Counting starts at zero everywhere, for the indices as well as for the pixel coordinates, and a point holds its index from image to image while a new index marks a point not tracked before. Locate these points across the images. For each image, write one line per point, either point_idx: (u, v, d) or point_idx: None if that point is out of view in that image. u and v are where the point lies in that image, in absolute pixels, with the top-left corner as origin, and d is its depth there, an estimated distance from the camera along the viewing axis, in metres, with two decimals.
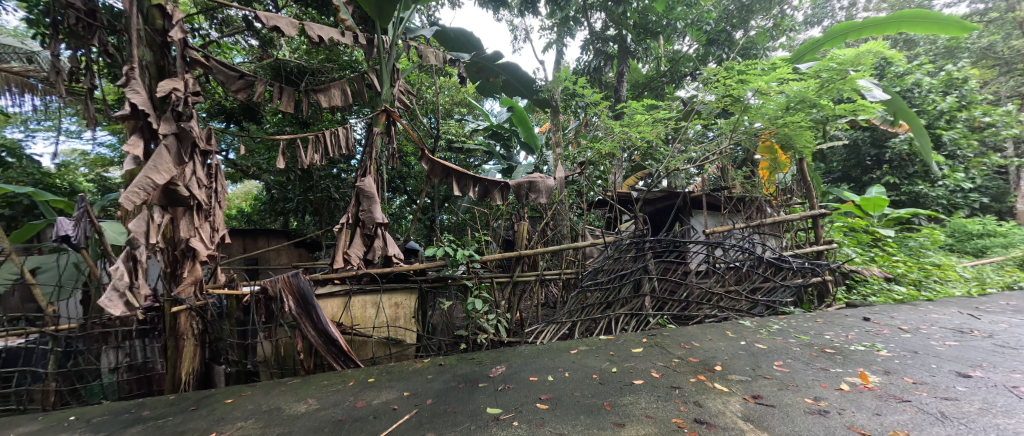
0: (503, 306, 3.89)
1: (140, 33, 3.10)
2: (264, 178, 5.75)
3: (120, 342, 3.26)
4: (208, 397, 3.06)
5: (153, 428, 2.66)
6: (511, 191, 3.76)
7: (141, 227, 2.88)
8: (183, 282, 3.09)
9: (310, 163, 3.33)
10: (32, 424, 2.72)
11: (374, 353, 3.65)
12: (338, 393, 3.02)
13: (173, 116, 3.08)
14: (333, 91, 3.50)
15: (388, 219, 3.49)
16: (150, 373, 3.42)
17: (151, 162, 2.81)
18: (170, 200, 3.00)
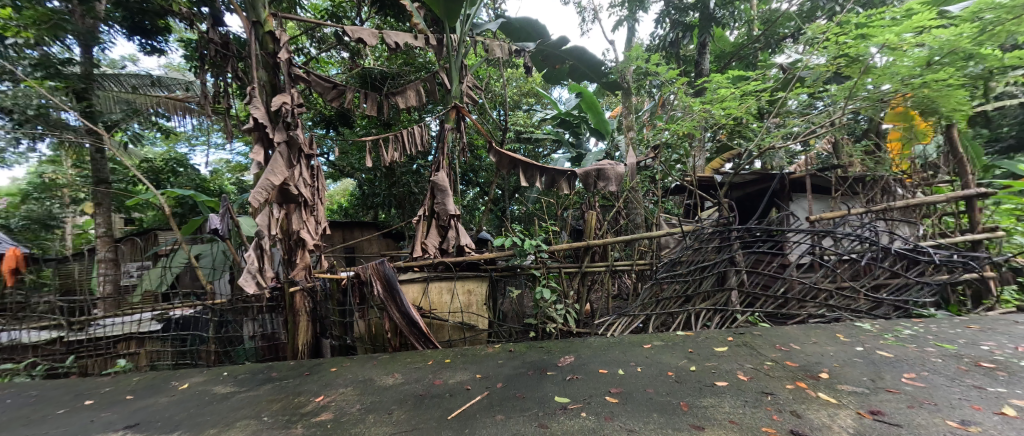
0: (573, 296, 3.88)
1: (257, 57, 3.66)
2: (357, 176, 6.64)
3: (255, 315, 3.98)
4: (318, 365, 3.61)
5: (279, 387, 3.23)
6: (578, 180, 3.68)
7: (265, 221, 3.46)
8: (297, 266, 3.68)
9: (390, 160, 3.62)
10: (199, 377, 3.51)
11: (450, 336, 3.88)
12: (419, 371, 3.32)
13: (284, 126, 3.62)
14: (409, 92, 3.78)
15: (460, 210, 3.72)
16: (276, 342, 4.11)
17: (269, 166, 3.36)
18: (285, 198, 3.56)
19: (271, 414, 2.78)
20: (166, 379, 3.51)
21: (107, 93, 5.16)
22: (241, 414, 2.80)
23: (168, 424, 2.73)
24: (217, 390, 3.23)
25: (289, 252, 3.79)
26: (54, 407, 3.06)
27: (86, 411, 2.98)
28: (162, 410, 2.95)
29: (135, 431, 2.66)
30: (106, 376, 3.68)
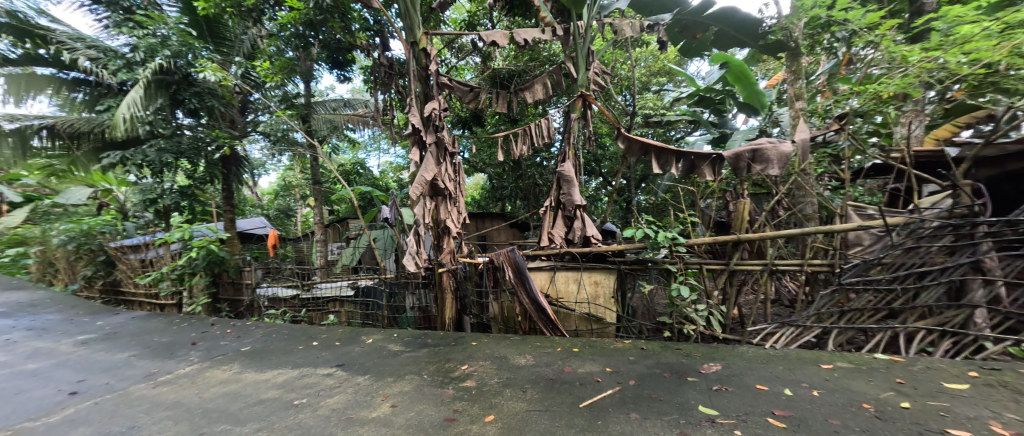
0: (717, 297, 3.45)
1: (414, 72, 4.29)
2: (487, 170, 7.36)
3: (415, 289, 4.76)
4: (462, 338, 4.13)
5: (432, 352, 3.81)
6: (726, 164, 3.20)
7: (421, 211, 4.11)
8: (443, 251, 4.28)
9: (519, 154, 3.87)
10: (378, 336, 4.41)
11: (577, 325, 3.93)
12: (549, 355, 3.43)
13: (433, 129, 4.18)
14: (536, 86, 3.88)
15: (586, 201, 3.67)
16: (429, 314, 4.84)
17: (423, 166, 3.96)
18: (435, 191, 4.16)
19: (428, 373, 3.30)
20: (359, 334, 4.51)
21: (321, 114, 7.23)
22: (407, 369, 3.40)
23: (361, 368, 3.51)
24: (391, 348, 3.99)
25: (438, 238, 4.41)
26: (296, 344, 4.32)
27: (314, 351, 4.05)
28: (358, 357, 3.82)
29: (342, 369, 3.50)
30: (324, 328, 4.92)
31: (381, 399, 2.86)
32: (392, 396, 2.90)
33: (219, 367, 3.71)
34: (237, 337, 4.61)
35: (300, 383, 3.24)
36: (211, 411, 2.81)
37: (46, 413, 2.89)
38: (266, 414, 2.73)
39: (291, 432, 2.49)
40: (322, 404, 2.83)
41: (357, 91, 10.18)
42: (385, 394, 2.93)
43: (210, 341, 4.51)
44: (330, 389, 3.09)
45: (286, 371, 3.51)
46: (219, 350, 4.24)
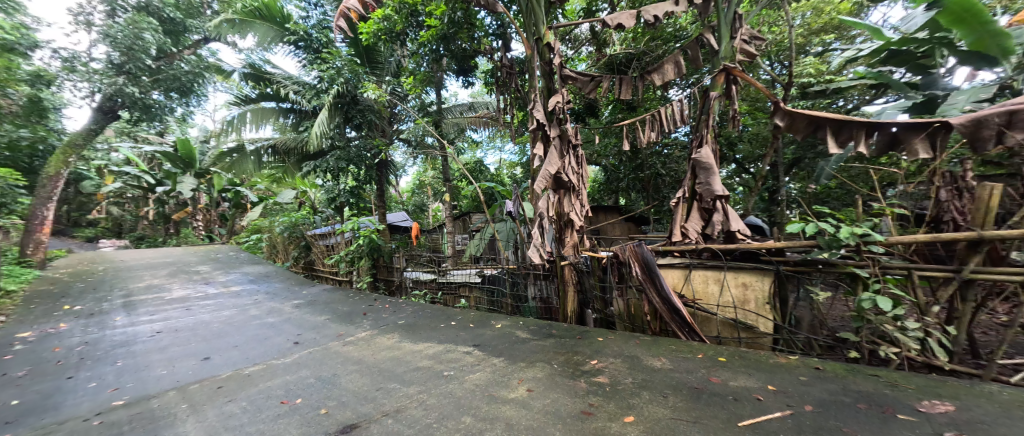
0: (936, 314, 2.74)
1: (539, 67, 4.28)
2: (604, 161, 7.63)
3: (536, 279, 4.97)
4: (586, 331, 4.10)
5: (556, 340, 3.91)
6: (949, 135, 2.86)
7: (544, 205, 4.10)
8: (567, 245, 4.20)
9: (647, 142, 3.68)
10: (503, 320, 4.79)
11: (720, 332, 3.60)
12: (689, 361, 3.15)
13: (557, 122, 4.13)
14: (666, 66, 3.58)
15: (728, 191, 3.39)
16: (549, 306, 4.98)
17: (547, 160, 3.92)
18: (558, 185, 4.08)
19: (559, 362, 3.39)
20: (489, 319, 4.95)
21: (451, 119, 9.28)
22: (536, 356, 3.57)
23: (496, 349, 3.87)
24: (519, 334, 4.21)
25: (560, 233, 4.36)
26: (439, 322, 5.09)
27: (453, 330, 4.69)
28: (492, 339, 4.19)
29: (479, 349, 3.95)
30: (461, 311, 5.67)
31: (517, 382, 3.11)
32: (528, 381, 3.12)
33: (382, 336, 4.73)
34: (395, 312, 5.86)
35: (447, 357, 3.83)
36: (383, 370, 3.63)
37: (279, 356, 4.23)
38: (425, 380, 3.35)
39: (442, 398, 2.98)
40: (466, 378, 3.30)
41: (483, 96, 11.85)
42: (520, 378, 3.18)
43: (375, 314, 5.78)
44: (472, 366, 3.54)
45: (434, 344, 4.23)
46: (383, 321, 5.39)
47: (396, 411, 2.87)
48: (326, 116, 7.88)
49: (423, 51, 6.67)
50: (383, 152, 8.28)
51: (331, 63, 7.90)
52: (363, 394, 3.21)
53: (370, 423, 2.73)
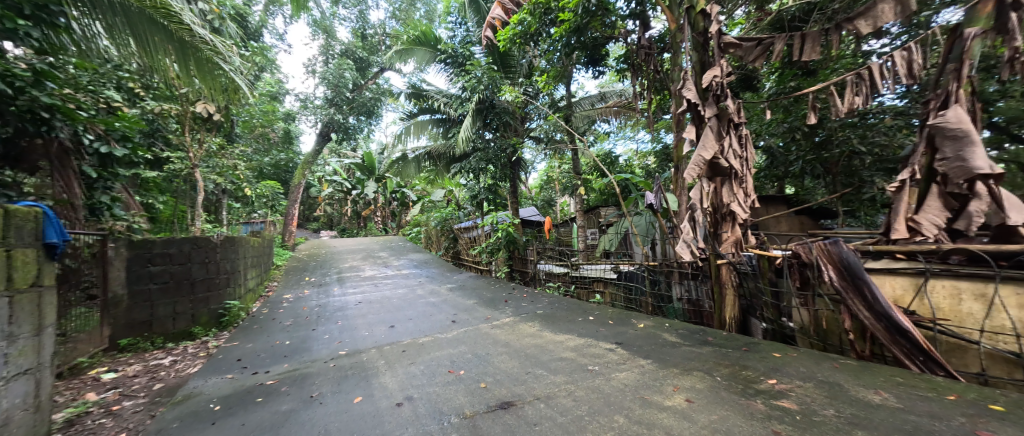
0: None
1: (690, 39, 4.27)
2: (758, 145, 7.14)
3: (682, 279, 5.13)
4: (755, 344, 3.91)
5: (719, 349, 3.87)
6: None
7: (697, 195, 4.03)
8: (725, 242, 4.19)
9: (848, 105, 4.10)
10: (649, 322, 5.03)
11: (988, 366, 2.94)
12: (926, 402, 2.66)
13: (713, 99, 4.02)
14: (874, 15, 3.81)
15: (999, 167, 2.92)
16: (702, 309, 4.83)
17: (701, 145, 3.82)
18: (714, 173, 4.00)
19: (723, 376, 3.32)
20: (631, 319, 5.22)
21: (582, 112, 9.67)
22: (693, 365, 3.58)
23: (641, 351, 4.06)
24: (667, 338, 4.34)
25: (715, 226, 4.32)
26: (576, 316, 5.69)
27: (592, 326, 5.13)
28: (635, 338, 4.47)
29: (622, 348, 4.23)
30: (596, 307, 6.18)
31: (672, 389, 3.19)
32: (684, 389, 3.18)
33: (523, 324, 5.55)
34: (533, 302, 6.85)
35: (589, 352, 4.22)
36: (530, 356, 4.24)
37: (443, 332, 5.42)
38: (570, 371, 3.77)
39: (594, 393, 3.28)
40: (613, 376, 3.56)
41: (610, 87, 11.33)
42: (676, 385, 3.24)
43: (513, 302, 6.92)
44: (619, 365, 3.79)
45: (574, 338, 4.72)
46: (522, 310, 6.39)
47: (546, 397, 3.32)
48: (470, 121, 8.75)
49: (556, 48, 6.71)
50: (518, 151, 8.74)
51: (473, 73, 8.46)
52: (516, 375, 3.79)
53: (525, 403, 3.23)
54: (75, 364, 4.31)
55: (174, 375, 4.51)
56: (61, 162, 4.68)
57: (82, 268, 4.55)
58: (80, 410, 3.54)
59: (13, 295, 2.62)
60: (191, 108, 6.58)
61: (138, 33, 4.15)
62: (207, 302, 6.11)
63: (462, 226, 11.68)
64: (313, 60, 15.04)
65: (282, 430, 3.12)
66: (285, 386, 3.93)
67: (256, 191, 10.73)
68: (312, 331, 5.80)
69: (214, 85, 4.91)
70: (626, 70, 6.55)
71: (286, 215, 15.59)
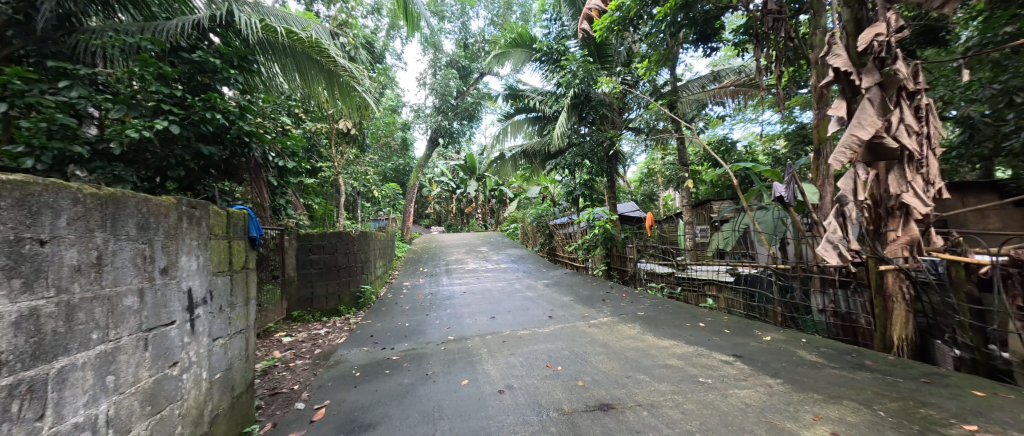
0: None
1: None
2: None
3: (824, 288, 4.55)
4: (942, 377, 3.23)
5: (881, 377, 3.29)
6: None
7: (848, 186, 3.80)
8: (894, 243, 3.73)
9: None
10: (780, 335, 4.49)
11: None
12: None
13: (874, 66, 3.68)
14: None
15: None
16: (856, 323, 4.21)
17: (856, 120, 3.56)
18: (875, 155, 3.69)
19: (887, 411, 2.79)
20: (754, 330, 4.69)
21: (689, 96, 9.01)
22: (842, 392, 3.09)
23: (768, 368, 3.60)
24: (806, 356, 3.82)
25: (876, 223, 3.93)
26: (684, 322, 5.26)
27: (704, 334, 4.70)
28: (759, 352, 4.01)
29: (742, 362, 3.79)
30: (708, 313, 5.65)
31: (812, 418, 2.74)
32: (826, 419, 2.73)
33: (623, 325, 5.27)
34: (632, 303, 6.48)
35: (700, 361, 3.85)
36: (630, 359, 4.00)
37: (540, 326, 5.39)
38: (677, 381, 3.46)
39: (707, 407, 2.96)
40: (730, 392, 3.19)
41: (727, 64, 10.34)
42: (817, 414, 2.79)
43: (612, 302, 6.63)
44: (738, 380, 3.40)
45: (681, 345, 4.35)
46: (621, 310, 6.09)
47: (649, 404, 3.08)
48: (565, 117, 8.70)
49: (659, 31, 6.37)
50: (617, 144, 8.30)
51: (567, 67, 8.21)
52: (616, 377, 3.58)
53: (626, 408, 3.03)
54: (266, 328, 5.40)
55: (327, 343, 5.23)
56: (257, 174, 4.77)
57: (269, 255, 5.58)
58: (271, 364, 4.37)
59: (233, 274, 2.99)
60: (335, 126, 7.72)
61: (304, 71, 5.08)
62: (350, 286, 6.95)
63: (557, 222, 11.68)
64: (424, 72, 16.29)
65: (404, 401, 3.35)
66: (407, 362, 4.25)
67: (379, 193, 12.04)
68: (428, 315, 6.25)
69: (352, 104, 5.58)
70: (747, 42, 6.26)
71: (403, 213, 17.32)
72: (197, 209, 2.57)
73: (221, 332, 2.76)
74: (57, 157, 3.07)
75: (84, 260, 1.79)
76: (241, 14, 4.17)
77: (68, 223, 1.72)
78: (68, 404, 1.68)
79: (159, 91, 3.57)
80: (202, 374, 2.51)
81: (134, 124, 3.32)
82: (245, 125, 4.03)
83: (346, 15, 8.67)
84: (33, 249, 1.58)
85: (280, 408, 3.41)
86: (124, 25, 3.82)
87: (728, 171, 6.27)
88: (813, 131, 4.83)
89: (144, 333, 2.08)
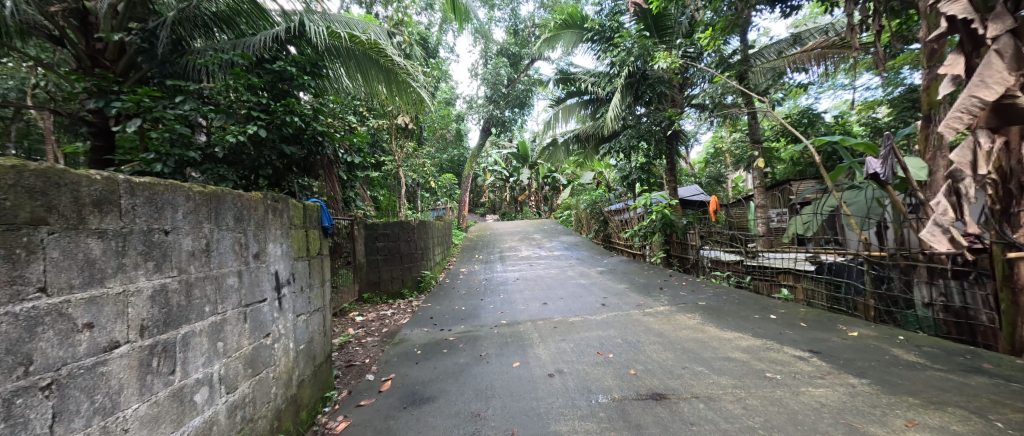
0: None
1: None
2: None
3: (933, 279, 4.14)
4: None
5: (1001, 384, 2.94)
6: None
7: (965, 156, 3.39)
8: None
9: None
10: (872, 331, 4.15)
11: None
12: None
13: (1003, 12, 3.18)
14: None
15: None
16: (973, 320, 3.79)
17: (978, 78, 3.11)
18: (1005, 119, 3.20)
19: (1006, 422, 2.50)
20: (837, 325, 4.37)
21: (762, 66, 8.42)
22: (942, 397, 2.83)
23: (852, 367, 3.36)
24: (901, 355, 3.51)
25: (1003, 203, 3.61)
26: (752, 313, 5.01)
27: (774, 327, 4.46)
28: (843, 349, 3.75)
29: (819, 358, 3.57)
30: (781, 304, 5.33)
31: (904, 424, 2.56)
32: (922, 427, 2.53)
33: (681, 315, 5.13)
34: (693, 292, 6.26)
35: (769, 356, 3.67)
36: (688, 350, 3.91)
37: (593, 314, 5.39)
38: (741, 375, 3.35)
39: (775, 406, 2.84)
40: (802, 390, 3.04)
41: (808, 26, 9.46)
42: (911, 420, 2.60)
43: (670, 290, 6.45)
44: (814, 378, 3.21)
45: (747, 337, 4.17)
46: (679, 299, 5.92)
47: (707, 397, 3.02)
48: (619, 98, 8.48)
49: None
50: (675, 124, 7.94)
51: (622, 45, 7.91)
52: (672, 368, 3.54)
53: (681, 399, 3.00)
54: (341, 309, 5.90)
55: (393, 323, 5.59)
56: (328, 171, 5.11)
57: (342, 243, 6.06)
58: (346, 340, 4.80)
59: (311, 259, 3.31)
60: (395, 121, 8.09)
61: (365, 72, 5.36)
62: (412, 271, 7.35)
63: (613, 208, 11.46)
64: (475, 63, 16.47)
65: (459, 378, 3.56)
66: (461, 344, 4.45)
67: (438, 183, 12.50)
68: (482, 300, 6.47)
69: (409, 100, 5.84)
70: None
71: (460, 202, 17.88)
72: (280, 202, 2.86)
73: (303, 309, 3.09)
74: (179, 161, 3.62)
75: (196, 246, 2.09)
76: (312, 24, 4.48)
77: (184, 215, 2.02)
78: (193, 363, 2.00)
79: (249, 99, 3.98)
80: (289, 344, 2.83)
81: (231, 130, 3.78)
82: (318, 126, 4.39)
83: (402, 13, 8.98)
84: (161, 237, 1.89)
85: (354, 378, 3.75)
86: (221, 44, 4.28)
87: (810, 147, 5.72)
88: (923, 95, 4.38)
89: (244, 308, 2.39)
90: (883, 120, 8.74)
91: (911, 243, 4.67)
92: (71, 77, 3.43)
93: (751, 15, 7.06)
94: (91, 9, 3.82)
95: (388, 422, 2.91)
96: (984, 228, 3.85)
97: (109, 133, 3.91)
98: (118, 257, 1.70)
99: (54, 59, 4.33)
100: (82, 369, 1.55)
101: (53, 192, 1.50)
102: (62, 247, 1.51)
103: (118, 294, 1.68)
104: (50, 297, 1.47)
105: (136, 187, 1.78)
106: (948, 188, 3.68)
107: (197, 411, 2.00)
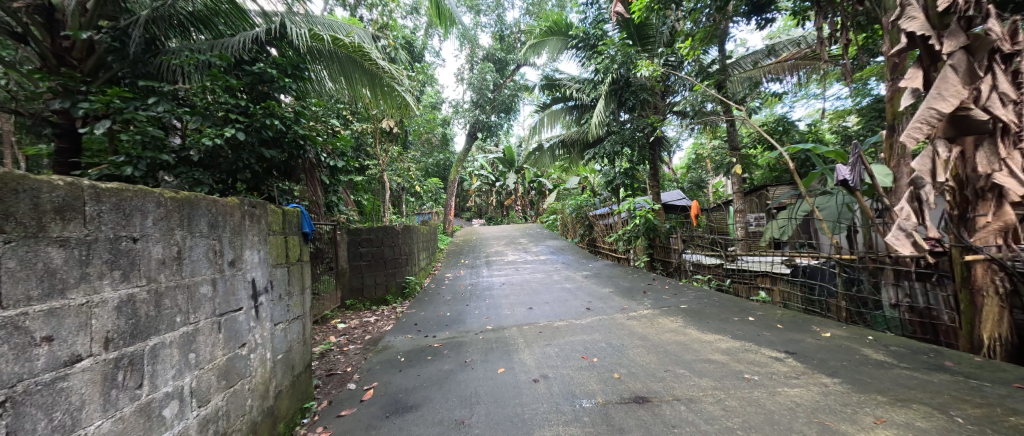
0: None
1: None
2: None
3: (899, 281, 4.27)
4: None
5: (963, 381, 3.05)
6: None
7: (925, 165, 3.52)
8: (984, 230, 3.44)
9: None
10: (844, 331, 4.25)
11: None
12: None
13: (958, 28, 3.33)
14: None
15: None
16: (936, 320, 3.94)
17: (936, 91, 3.24)
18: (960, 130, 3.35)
19: (965, 417, 2.59)
20: (812, 326, 4.47)
21: (741, 74, 8.62)
22: (908, 394, 2.91)
23: (825, 367, 3.44)
24: (871, 355, 3.61)
25: (960, 208, 3.61)
26: (731, 316, 5.09)
27: (753, 329, 4.53)
28: (817, 349, 3.83)
29: (794, 359, 3.65)
30: (760, 307, 5.43)
31: (874, 421, 2.62)
32: (890, 423, 2.60)
33: (664, 318, 5.18)
34: (676, 296, 6.33)
35: (747, 358, 3.73)
36: (669, 353, 3.95)
37: (577, 318, 5.41)
38: (720, 376, 3.39)
39: (750, 406, 2.88)
40: (778, 390, 3.09)
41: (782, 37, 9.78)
42: (880, 417, 2.66)
43: (653, 294, 6.50)
44: (790, 379, 3.27)
45: (727, 339, 4.23)
46: (662, 303, 5.96)
47: (688, 399, 3.05)
48: (603, 105, 8.58)
49: (705, 4, 6.39)
50: (658, 130, 8.07)
51: (606, 53, 8.02)
52: (653, 371, 3.57)
53: (662, 402, 3.02)
54: (323, 315, 5.79)
55: (376, 330, 5.51)
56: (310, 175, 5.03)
57: (325, 248, 5.96)
58: (328, 348, 4.71)
59: (290, 266, 3.24)
60: (380, 125, 8.01)
61: (348, 75, 5.30)
62: (396, 276, 7.25)
63: (598, 214, 11.54)
64: (461, 68, 16.48)
65: (444, 385, 3.51)
66: (445, 350, 4.41)
67: (423, 188, 12.42)
68: (467, 306, 6.43)
69: (393, 103, 5.78)
70: (808, 8, 5.89)
71: (446, 207, 17.75)
72: (257, 208, 2.80)
73: (282, 317, 3.02)
74: (151, 165, 3.50)
75: (167, 254, 2.02)
76: (293, 25, 4.43)
77: (154, 222, 1.95)
78: (162, 376, 1.93)
79: (227, 101, 3.89)
80: (267, 353, 2.76)
81: (207, 133, 3.69)
82: (299, 129, 4.31)
83: (387, 17, 8.93)
84: (129, 245, 1.82)
85: (335, 387, 3.67)
86: (197, 44, 4.19)
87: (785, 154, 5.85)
88: (886, 105, 4.54)
89: (218, 317, 2.32)
90: (854, 128, 9.04)
91: (880, 247, 4.81)
92: (35, 76, 3.30)
93: (729, 26, 7.26)
94: (58, 5, 3.69)
95: (370, 432, 2.86)
96: (945, 232, 3.91)
97: (75, 135, 3.77)
98: (82, 266, 1.63)
99: (16, 57, 4.14)
100: (39, 386, 1.49)
101: (11, 198, 1.44)
102: (19, 257, 1.44)
103: (81, 305, 1.61)
104: (6, 309, 1.40)
105: (103, 193, 1.71)
106: (909, 195, 3.76)
107: (166, 426, 1.93)
